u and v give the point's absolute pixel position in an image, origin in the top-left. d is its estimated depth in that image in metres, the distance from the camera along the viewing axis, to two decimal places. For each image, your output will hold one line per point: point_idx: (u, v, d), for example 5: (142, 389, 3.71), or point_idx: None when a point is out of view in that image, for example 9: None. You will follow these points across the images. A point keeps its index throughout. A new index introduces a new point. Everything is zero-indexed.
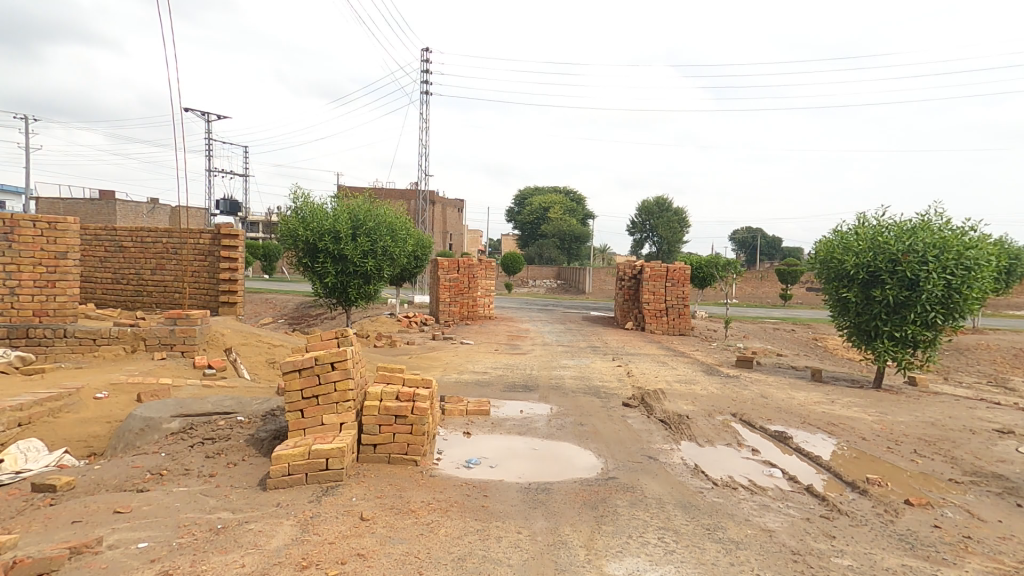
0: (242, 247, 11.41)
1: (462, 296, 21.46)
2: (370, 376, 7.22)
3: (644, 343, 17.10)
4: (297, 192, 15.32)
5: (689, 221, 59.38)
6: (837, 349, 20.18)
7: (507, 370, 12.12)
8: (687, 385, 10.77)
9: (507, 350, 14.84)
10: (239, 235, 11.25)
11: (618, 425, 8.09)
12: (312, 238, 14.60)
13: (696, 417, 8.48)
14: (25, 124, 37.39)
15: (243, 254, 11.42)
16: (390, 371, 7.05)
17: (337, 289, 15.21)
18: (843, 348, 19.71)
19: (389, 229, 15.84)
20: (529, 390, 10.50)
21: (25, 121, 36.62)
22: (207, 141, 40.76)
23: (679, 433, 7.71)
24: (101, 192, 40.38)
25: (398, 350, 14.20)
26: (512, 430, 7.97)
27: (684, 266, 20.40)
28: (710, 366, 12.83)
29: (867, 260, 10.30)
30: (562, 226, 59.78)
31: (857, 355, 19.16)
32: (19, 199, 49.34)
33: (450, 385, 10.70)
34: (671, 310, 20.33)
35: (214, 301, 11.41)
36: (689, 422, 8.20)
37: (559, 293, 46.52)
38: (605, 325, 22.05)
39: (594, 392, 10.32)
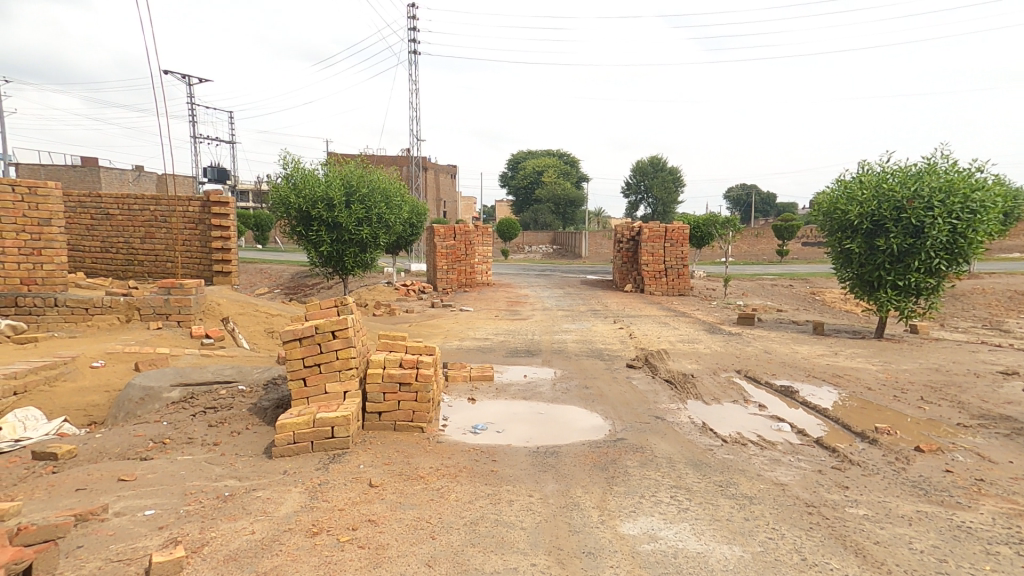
0: (234, 215, 11.14)
1: (459, 262, 21.24)
2: (371, 344, 7.10)
3: (644, 304, 17.04)
4: (287, 158, 14.85)
5: (685, 181, 58.66)
6: (836, 302, 20.20)
7: (509, 336, 12.06)
8: (690, 344, 10.73)
9: (507, 316, 14.76)
10: (230, 202, 11.02)
11: (623, 387, 8.07)
12: (305, 206, 14.23)
13: (701, 375, 8.47)
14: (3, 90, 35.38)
15: (235, 223, 11.15)
16: (393, 339, 6.93)
17: (333, 258, 14.93)
18: (842, 301, 19.73)
19: (384, 195, 15.46)
20: (532, 355, 10.46)
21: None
22: (190, 108, 39.59)
23: (685, 392, 7.69)
24: (85, 161, 39.39)
25: (398, 318, 14.09)
26: (516, 395, 7.94)
27: (683, 226, 20.15)
28: (712, 325, 12.78)
29: (872, 209, 10.08)
30: (557, 190, 59.00)
31: (856, 307, 19.19)
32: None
33: (452, 351, 10.64)
34: (670, 271, 20.20)
35: (207, 270, 11.19)
36: (695, 381, 8.18)
37: (556, 258, 46.27)
38: (604, 288, 21.96)
39: (597, 354, 10.28)
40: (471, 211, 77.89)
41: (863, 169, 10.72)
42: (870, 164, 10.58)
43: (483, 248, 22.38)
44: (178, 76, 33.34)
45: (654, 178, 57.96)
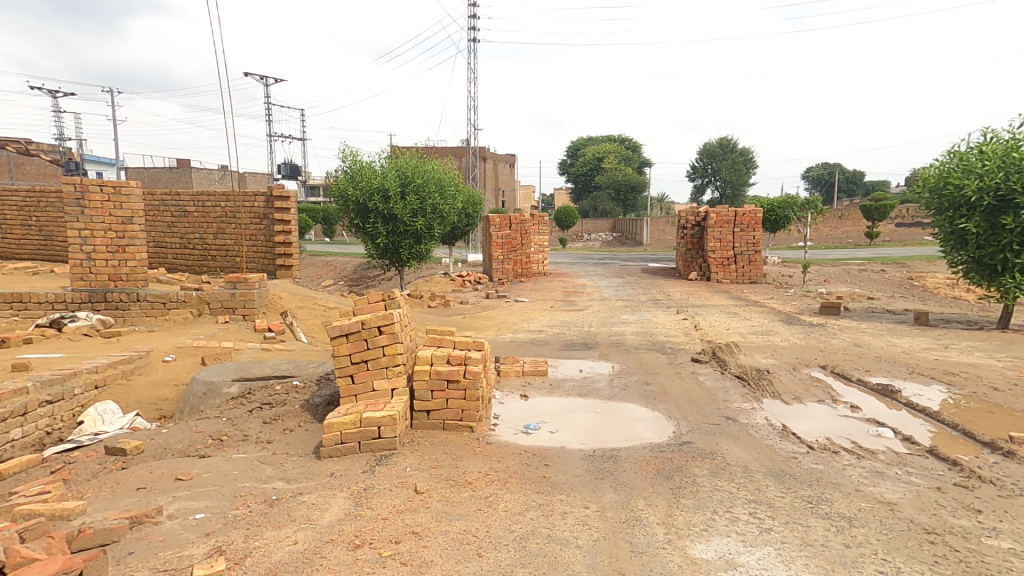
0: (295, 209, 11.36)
1: (515, 253, 20.94)
2: (420, 339, 6.95)
3: (711, 293, 15.96)
4: (346, 151, 15.12)
5: (755, 161, 54.99)
6: (937, 289, 18.03)
7: (565, 328, 11.61)
8: (764, 336, 9.79)
9: (563, 307, 14.30)
10: (291, 196, 11.23)
11: (689, 383, 7.41)
12: (362, 198, 14.44)
13: (778, 371, 7.64)
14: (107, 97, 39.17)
15: (296, 218, 11.38)
16: (440, 334, 6.76)
17: (389, 250, 15.07)
18: (945, 288, 17.55)
19: (438, 186, 15.40)
20: (589, 348, 9.96)
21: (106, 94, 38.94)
22: (266, 107, 41.86)
23: (760, 390, 6.93)
24: (177, 160, 42.72)
25: (453, 310, 14.03)
26: (572, 392, 7.51)
27: (755, 209, 18.68)
28: (789, 315, 11.66)
29: (996, 181, 8.83)
30: (616, 176, 57.23)
31: (962, 295, 17.00)
32: (112, 172, 53.62)
33: (506, 344, 10.35)
34: (739, 258, 18.84)
35: (272, 264, 11.53)
36: (772, 378, 7.37)
37: (616, 245, 44.93)
38: (667, 277, 20.90)
39: (660, 347, 9.61)
40: (529, 201, 77.41)
41: (983, 138, 9.44)
42: (992, 132, 9.32)
43: (539, 237, 21.94)
44: (255, 77, 35.16)
45: (720, 159, 54.80)
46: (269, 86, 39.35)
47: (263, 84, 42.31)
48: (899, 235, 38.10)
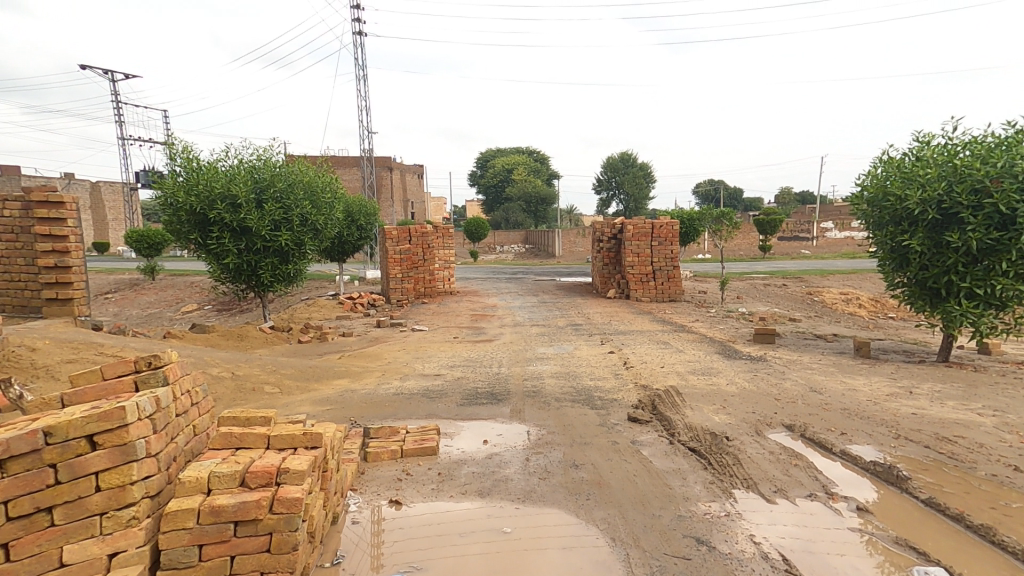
0: (71, 219, 8.69)
1: (416, 269, 18.42)
2: (206, 430, 4.20)
3: (632, 316, 14.48)
4: (176, 146, 11.70)
5: (656, 177, 56.96)
6: (839, 303, 18.17)
7: (469, 369, 9.24)
8: (708, 378, 8.09)
9: (468, 337, 11.97)
10: (65, 201, 8.61)
11: (633, 466, 5.27)
12: (200, 206, 11.21)
13: (739, 437, 5.79)
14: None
15: (75, 230, 8.72)
16: (248, 422, 4.07)
17: (243, 272, 11.92)
18: (846, 302, 17.67)
19: (307, 191, 12.48)
20: (497, 400, 7.65)
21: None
22: (120, 105, 35.69)
23: (726, 473, 4.99)
24: (5, 167, 35.25)
25: (329, 346, 11.16)
26: (468, 486, 5.07)
27: (671, 221, 17.73)
28: (728, 345, 10.23)
29: (940, 193, 7.82)
30: (527, 188, 56.39)
31: (861, 310, 17.15)
32: None
33: (387, 400, 7.72)
34: (658, 273, 17.77)
35: (38, 297, 8.59)
36: (737, 449, 5.47)
37: (529, 259, 43.69)
38: (584, 295, 19.38)
39: (586, 398, 7.54)
40: (441, 213, 74.66)
41: (921, 144, 8.53)
42: (932, 137, 8.42)
43: (444, 251, 19.38)
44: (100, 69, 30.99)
45: (623, 174, 56.05)
46: None
47: (113, 79, 35.91)
48: (785, 247, 40.71)
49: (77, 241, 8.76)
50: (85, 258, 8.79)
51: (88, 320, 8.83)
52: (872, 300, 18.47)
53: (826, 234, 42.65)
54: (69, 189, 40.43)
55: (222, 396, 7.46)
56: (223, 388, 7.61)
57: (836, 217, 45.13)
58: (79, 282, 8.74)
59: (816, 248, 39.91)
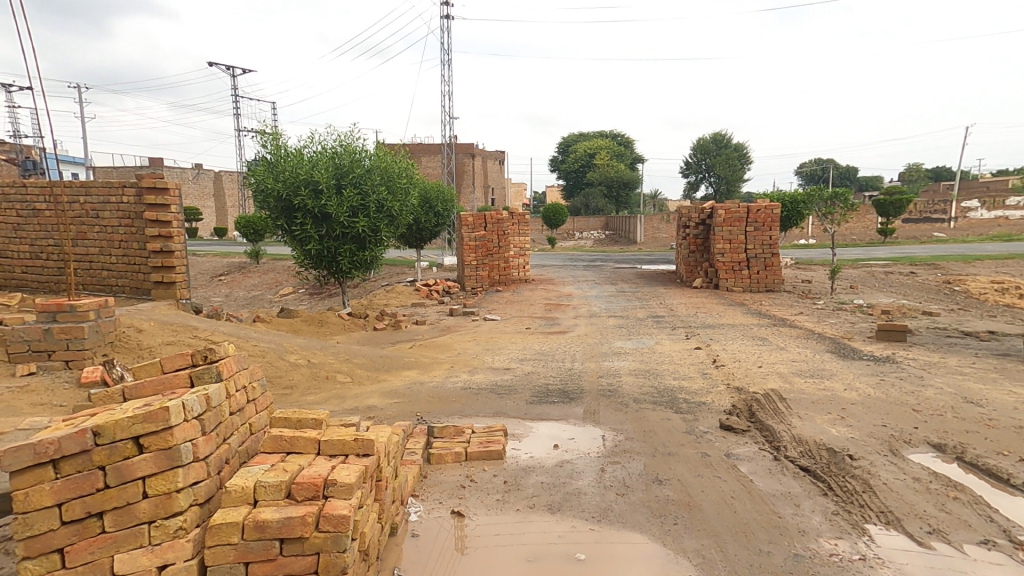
0: (174, 206, 9.16)
1: (491, 257, 18.23)
2: (259, 429, 4.09)
3: (723, 307, 13.20)
4: (266, 132, 12.19)
5: (751, 156, 52.62)
6: (983, 296, 15.42)
7: (541, 363, 8.75)
8: (818, 384, 6.96)
9: (542, 328, 11.49)
10: (170, 188, 9.12)
11: (733, 485, 4.48)
12: (285, 192, 11.62)
13: (866, 457, 4.77)
14: (70, 96, 36.70)
15: (178, 217, 9.17)
16: (299, 424, 3.88)
17: (323, 257, 12.28)
18: (995, 296, 14.94)
19: (384, 176, 12.56)
20: (570, 400, 7.09)
21: (69, 93, 36.42)
22: (236, 101, 38.92)
23: (853, 502, 4.04)
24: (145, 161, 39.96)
25: (403, 334, 11.20)
26: (539, 497, 4.59)
27: (771, 207, 16.05)
28: (842, 347, 8.84)
29: None
30: (609, 172, 54.48)
31: (1013, 305, 14.41)
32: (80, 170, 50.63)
33: (456, 394, 7.44)
34: (753, 261, 16.12)
35: (146, 281, 9.17)
36: (866, 472, 4.46)
37: (609, 245, 42.28)
38: (667, 283, 18.13)
39: (669, 400, 6.75)
40: (520, 199, 74.53)
41: None
42: None
43: (520, 238, 18.99)
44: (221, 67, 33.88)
45: (715, 155, 52.45)
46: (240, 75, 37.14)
47: (232, 74, 39.07)
48: (907, 230, 35.86)
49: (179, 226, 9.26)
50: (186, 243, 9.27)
51: (189, 303, 9.36)
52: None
53: (969, 216, 37.46)
54: (196, 178, 45.07)
55: (298, 384, 7.50)
56: (299, 374, 7.68)
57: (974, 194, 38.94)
58: (181, 267, 9.23)
59: (948, 231, 34.73)
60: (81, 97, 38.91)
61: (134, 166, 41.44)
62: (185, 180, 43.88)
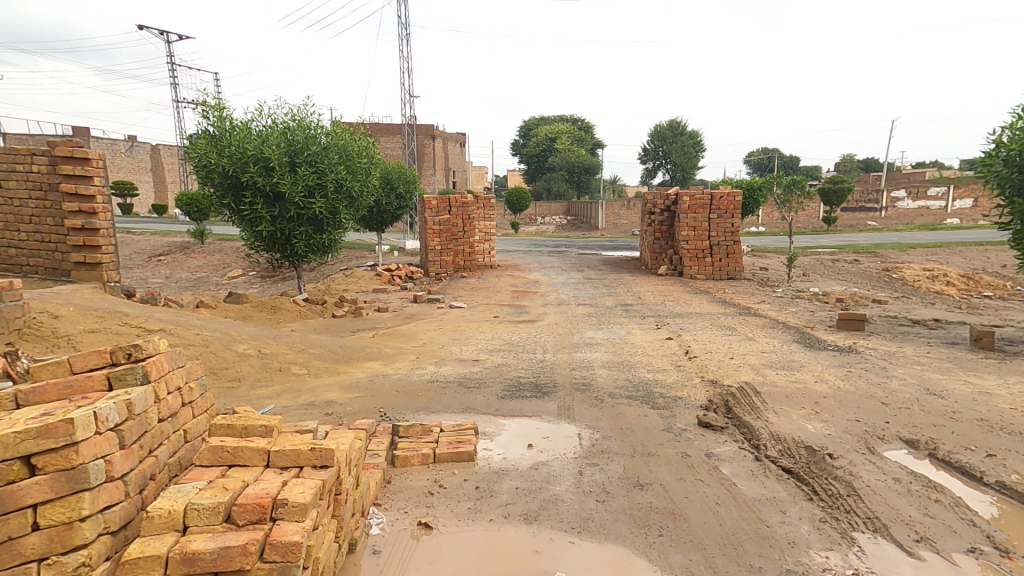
0: (98, 177, 8.19)
1: (455, 241, 17.67)
2: (195, 435, 3.49)
3: (689, 295, 13.23)
4: (209, 102, 11.09)
5: (706, 145, 53.57)
6: (918, 280, 16.13)
7: (510, 353, 8.41)
8: (791, 375, 6.95)
9: (509, 316, 11.14)
10: (92, 157, 8.14)
11: (717, 491, 4.29)
12: (232, 168, 10.65)
13: (846, 455, 4.69)
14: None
15: (102, 190, 8.21)
16: (244, 432, 3.26)
17: (276, 240, 11.41)
18: (926, 281, 15.62)
19: (342, 155, 11.73)
20: (543, 394, 6.77)
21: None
22: (174, 67, 36.12)
23: (839, 508, 3.92)
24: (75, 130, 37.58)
25: (364, 322, 10.58)
26: (514, 504, 4.24)
27: (733, 193, 16.16)
28: (809, 336, 8.92)
29: None
30: (570, 157, 54.23)
31: (945, 288, 15.11)
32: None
33: (422, 387, 6.98)
34: (716, 249, 16.27)
35: (64, 261, 8.16)
36: (848, 473, 4.36)
37: (571, 231, 42.32)
38: (631, 271, 18.10)
39: (645, 395, 6.56)
40: (482, 182, 73.41)
41: None
42: None
43: (485, 223, 18.47)
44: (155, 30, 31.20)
45: (671, 143, 52.90)
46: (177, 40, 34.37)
47: (169, 40, 36.08)
48: (851, 220, 37.59)
49: (104, 202, 8.30)
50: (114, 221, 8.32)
51: (118, 287, 8.40)
52: (961, 276, 16.24)
53: (897, 204, 39.11)
54: (131, 150, 41.83)
55: (247, 376, 6.79)
56: (248, 366, 6.95)
57: (910, 184, 41.17)
58: (107, 246, 8.27)
59: (886, 220, 36.66)
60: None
61: (60, 134, 38.07)
62: (118, 153, 40.62)
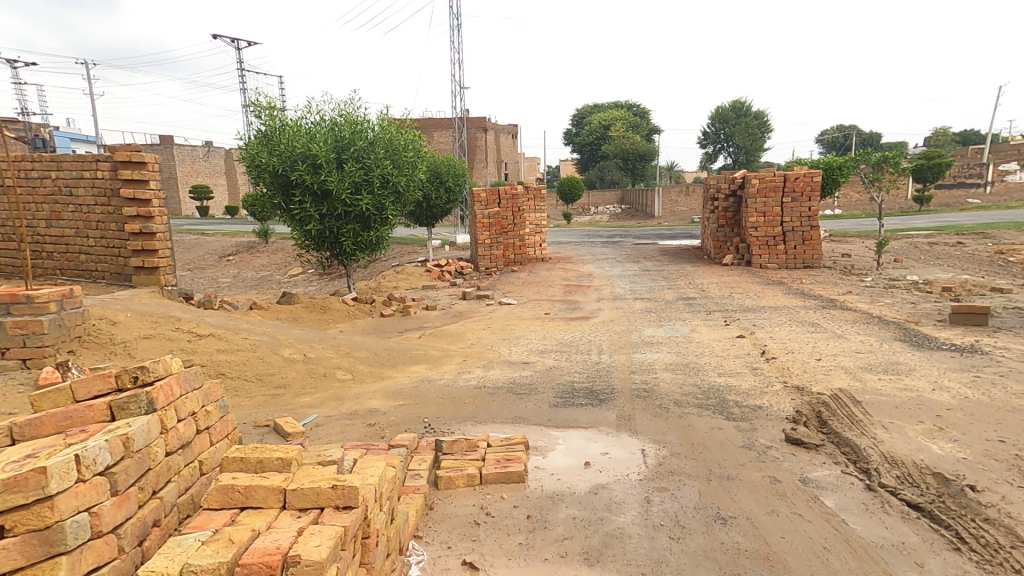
0: (154, 182, 8.31)
1: (506, 235, 17.22)
2: (210, 465, 3.22)
3: (761, 287, 12.05)
4: (259, 102, 11.13)
5: (771, 124, 50.05)
6: None
7: (564, 355, 7.81)
8: (897, 385, 5.93)
9: (562, 313, 10.53)
10: (147, 162, 8.26)
11: (826, 531, 3.55)
12: (281, 167, 10.64)
13: (1001, 489, 3.87)
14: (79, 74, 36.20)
15: (157, 195, 8.34)
16: (259, 466, 2.89)
17: (325, 238, 11.37)
18: None
19: (388, 149, 11.49)
20: (601, 402, 6.12)
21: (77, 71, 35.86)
22: (242, 75, 37.87)
23: (1002, 564, 3.14)
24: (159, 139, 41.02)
25: (413, 321, 10.33)
26: (573, 538, 3.68)
27: (810, 172, 14.61)
28: (914, 334, 7.69)
29: None
30: (624, 144, 52.32)
31: None
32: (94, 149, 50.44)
33: (470, 394, 6.52)
34: (789, 235, 14.83)
35: (125, 265, 8.38)
36: (1005, 515, 3.56)
37: (626, 220, 40.86)
38: (693, 261, 16.91)
39: (718, 405, 5.77)
40: (535, 173, 72.56)
41: None
42: None
43: (536, 215, 17.85)
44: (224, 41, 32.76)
45: (733, 123, 49.85)
46: (244, 48, 35.95)
47: (238, 48, 37.86)
48: (944, 196, 33.83)
49: (160, 205, 8.43)
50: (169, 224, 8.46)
51: (174, 290, 8.57)
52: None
53: (1006, 178, 35.09)
54: (207, 155, 44.45)
55: (293, 382, 6.59)
56: (294, 371, 6.74)
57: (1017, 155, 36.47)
58: (164, 250, 8.42)
59: (987, 197, 32.72)
60: (89, 75, 38.26)
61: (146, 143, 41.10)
62: (197, 157, 42.99)
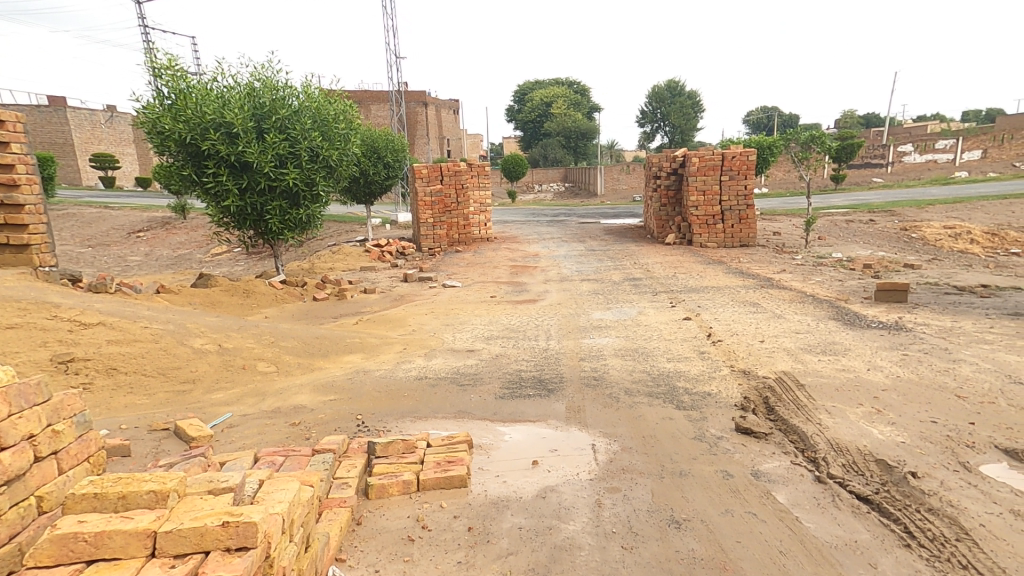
0: (17, 143, 7.15)
1: (449, 214, 16.57)
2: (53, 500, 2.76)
3: (702, 267, 12.22)
4: (159, 60, 9.75)
5: (701, 105, 51.63)
6: (940, 239, 15.05)
7: (510, 341, 7.45)
8: (836, 365, 6.03)
9: (507, 295, 10.16)
10: (7, 120, 7.05)
11: (782, 531, 3.42)
12: (189, 135, 9.43)
13: (940, 475, 3.90)
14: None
15: (24, 160, 7.20)
16: (123, 503, 2.28)
17: (247, 216, 10.27)
18: (953, 241, 14.62)
19: (316, 119, 10.49)
20: (549, 393, 5.81)
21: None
22: None
23: (950, 560, 3.11)
24: (53, 99, 36.83)
25: (348, 306, 9.59)
26: (519, 555, 3.32)
27: (747, 152, 14.90)
28: (845, 312, 7.93)
29: None
30: (566, 122, 52.12)
31: (969, 246, 14.10)
32: None
33: (408, 386, 6.02)
34: (728, 215, 15.16)
35: None
36: (948, 505, 3.56)
37: (569, 198, 41.00)
38: (637, 240, 17.01)
39: (668, 392, 5.62)
40: (478, 150, 71.17)
41: None
42: None
43: (480, 193, 17.26)
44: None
45: (669, 103, 50.87)
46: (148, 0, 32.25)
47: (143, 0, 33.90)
48: (857, 177, 36.34)
49: (28, 170, 7.34)
50: (42, 195, 7.38)
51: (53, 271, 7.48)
52: (986, 233, 15.05)
53: (903, 158, 37.69)
54: (111, 121, 40.01)
55: (204, 376, 5.81)
56: (206, 364, 5.95)
57: (918, 137, 39.59)
58: (37, 226, 7.34)
59: (891, 176, 35.46)
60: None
61: (35, 106, 36.40)
62: (97, 122, 38.56)
